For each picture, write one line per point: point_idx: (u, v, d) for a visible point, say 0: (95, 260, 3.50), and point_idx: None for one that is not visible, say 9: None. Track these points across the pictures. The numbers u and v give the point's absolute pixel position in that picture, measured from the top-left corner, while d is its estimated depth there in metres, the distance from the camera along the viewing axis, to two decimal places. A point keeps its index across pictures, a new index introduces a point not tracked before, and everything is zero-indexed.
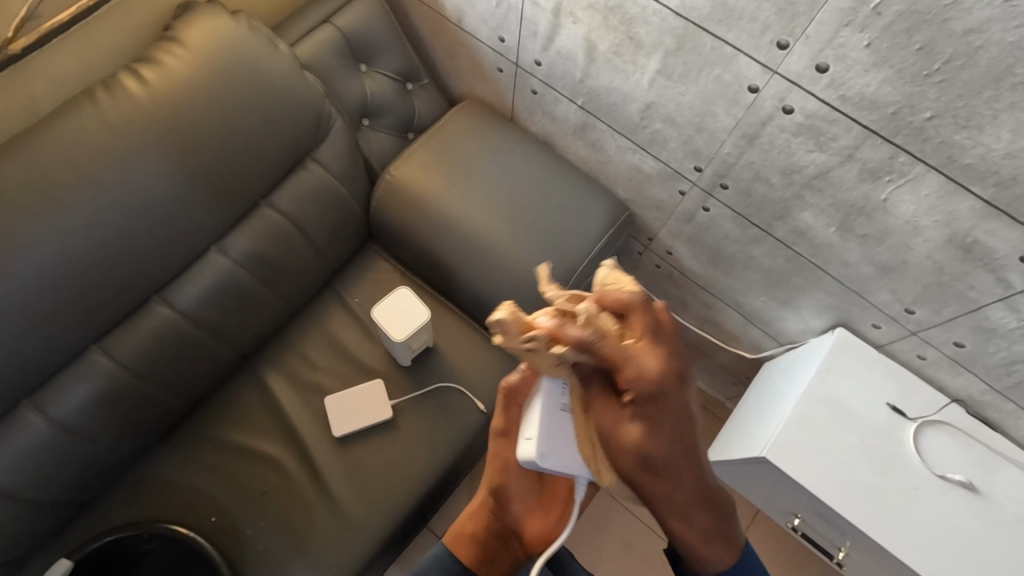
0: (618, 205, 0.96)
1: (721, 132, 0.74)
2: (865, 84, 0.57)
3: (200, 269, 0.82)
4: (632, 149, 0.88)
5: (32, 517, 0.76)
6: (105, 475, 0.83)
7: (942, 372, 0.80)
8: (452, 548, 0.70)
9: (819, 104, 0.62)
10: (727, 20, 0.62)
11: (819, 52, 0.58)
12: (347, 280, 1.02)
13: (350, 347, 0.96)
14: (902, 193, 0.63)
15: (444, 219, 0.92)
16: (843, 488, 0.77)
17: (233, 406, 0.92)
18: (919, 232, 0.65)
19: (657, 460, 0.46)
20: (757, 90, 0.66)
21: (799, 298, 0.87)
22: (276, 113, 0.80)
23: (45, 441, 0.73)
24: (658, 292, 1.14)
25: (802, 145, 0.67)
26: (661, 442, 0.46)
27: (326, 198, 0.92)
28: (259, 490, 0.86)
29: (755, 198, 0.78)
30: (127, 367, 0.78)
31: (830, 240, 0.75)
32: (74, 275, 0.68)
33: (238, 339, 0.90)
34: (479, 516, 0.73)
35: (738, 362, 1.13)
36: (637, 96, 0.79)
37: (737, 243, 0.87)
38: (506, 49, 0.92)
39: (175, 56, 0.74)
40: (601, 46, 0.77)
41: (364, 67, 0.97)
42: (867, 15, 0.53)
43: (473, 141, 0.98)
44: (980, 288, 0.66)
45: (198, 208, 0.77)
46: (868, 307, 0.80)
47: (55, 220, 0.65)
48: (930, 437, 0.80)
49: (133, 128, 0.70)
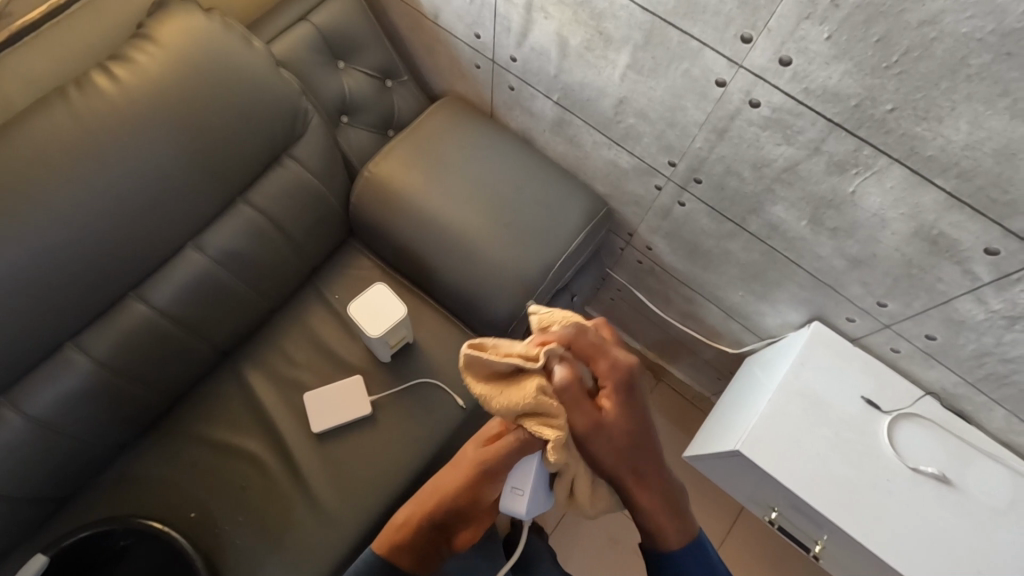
0: (597, 201, 0.96)
1: (691, 127, 0.74)
2: (827, 77, 0.57)
3: (176, 267, 0.82)
4: (608, 144, 0.88)
5: (9, 512, 0.76)
6: (82, 472, 0.83)
7: (917, 364, 0.80)
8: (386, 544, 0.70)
9: (784, 97, 0.62)
10: (691, 14, 0.62)
11: (781, 45, 0.58)
12: (328, 277, 1.02)
13: (330, 344, 0.97)
14: (868, 185, 0.63)
15: (421, 216, 0.92)
16: (816, 481, 0.77)
17: (213, 402, 0.92)
18: (887, 224, 0.65)
19: (626, 438, 0.64)
20: (724, 84, 0.66)
21: (775, 292, 0.87)
22: (251, 110, 0.81)
23: (20, 437, 0.73)
24: (640, 287, 1.14)
25: (770, 139, 0.67)
26: (631, 425, 0.64)
27: (303, 196, 0.92)
28: (238, 486, 0.86)
29: (728, 192, 0.78)
30: (103, 363, 0.78)
31: (802, 233, 0.75)
32: (46, 273, 0.68)
33: (216, 336, 0.90)
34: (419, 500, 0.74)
35: (720, 357, 1.13)
36: (610, 91, 0.79)
37: (713, 237, 0.87)
38: (482, 45, 0.92)
39: (148, 54, 0.74)
40: (573, 42, 0.77)
41: (342, 65, 0.97)
42: (825, 7, 0.53)
43: (451, 137, 0.98)
44: (948, 281, 0.66)
45: (172, 206, 0.77)
46: (842, 300, 0.80)
47: (26, 217, 0.65)
48: (904, 430, 0.80)
49: (106, 127, 0.70)
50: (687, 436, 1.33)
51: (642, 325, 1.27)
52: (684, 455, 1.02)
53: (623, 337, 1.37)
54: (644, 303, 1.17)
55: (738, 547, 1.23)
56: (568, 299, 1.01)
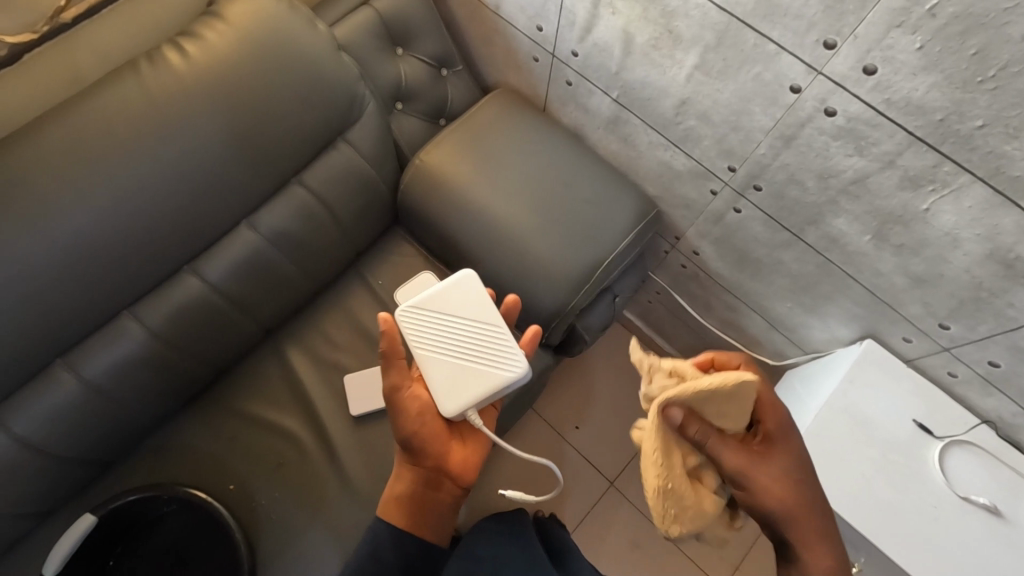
0: (647, 201, 0.95)
1: (757, 132, 0.72)
2: (913, 88, 0.55)
3: (229, 243, 0.83)
4: (664, 145, 0.86)
5: (60, 471, 0.79)
6: (128, 439, 0.85)
7: (973, 391, 0.78)
8: (390, 518, 0.70)
9: (862, 107, 0.60)
10: (771, 16, 0.61)
11: (866, 52, 0.56)
12: (371, 261, 1.03)
13: (370, 329, 0.98)
14: (944, 203, 0.61)
15: (470, 208, 0.92)
16: (862, 502, 0.75)
17: (255, 378, 0.94)
18: (959, 244, 0.63)
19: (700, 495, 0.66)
20: (798, 90, 0.64)
21: (827, 306, 0.85)
22: (311, 93, 0.81)
23: (76, 399, 0.75)
24: (681, 292, 1.12)
25: (842, 149, 0.65)
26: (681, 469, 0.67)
27: (355, 180, 0.92)
28: (276, 462, 0.88)
29: (788, 201, 0.76)
30: (155, 333, 0.80)
31: (863, 248, 0.73)
32: (111, 242, 0.70)
33: (263, 313, 0.92)
34: (408, 474, 0.71)
35: (760, 368, 1.11)
36: (673, 91, 0.78)
37: (766, 246, 0.85)
38: (542, 38, 0.91)
39: (216, 31, 0.75)
40: (639, 39, 0.76)
41: (399, 51, 0.98)
42: (919, 16, 0.51)
43: (504, 130, 0.98)
44: (1020, 307, 0.63)
45: (230, 185, 0.78)
46: (898, 320, 0.78)
47: (97, 189, 0.68)
48: (955, 457, 0.78)
49: (172, 101, 0.72)
50: None
51: (679, 330, 1.25)
52: None
53: (656, 341, 1.35)
54: (683, 308, 1.15)
55: (762, 560, 1.21)
56: (609, 299, 1.00)
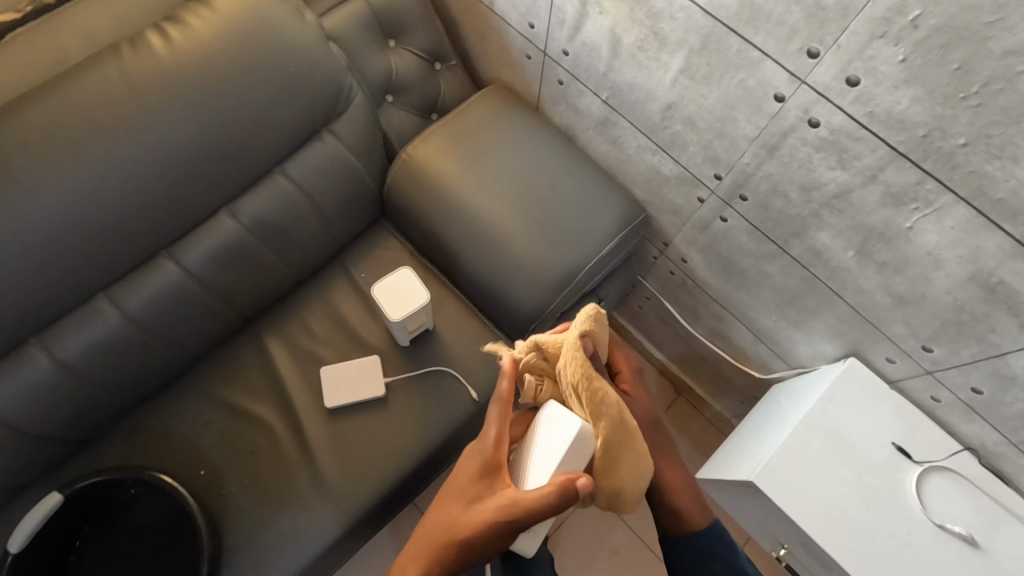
0: (635, 206, 0.93)
1: (741, 140, 0.70)
2: (895, 101, 0.53)
3: (209, 230, 0.83)
4: (652, 149, 0.85)
5: (33, 448, 0.80)
6: (103, 418, 0.86)
7: (956, 416, 0.76)
8: None
9: (844, 119, 0.58)
10: (754, 21, 0.59)
11: (848, 63, 0.54)
12: (356, 254, 1.03)
13: (350, 321, 0.97)
14: (926, 222, 0.59)
15: (454, 206, 0.91)
16: (834, 523, 0.73)
17: (233, 366, 0.94)
18: (941, 264, 0.61)
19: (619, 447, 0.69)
20: (782, 99, 0.62)
21: (811, 321, 0.83)
22: (295, 82, 0.81)
23: (50, 379, 0.76)
24: (670, 299, 1.10)
25: (824, 161, 0.63)
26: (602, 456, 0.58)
27: (340, 172, 0.92)
28: (248, 450, 0.88)
29: (772, 212, 0.74)
30: (130, 316, 0.80)
31: (846, 264, 0.70)
32: (85, 224, 0.70)
33: (242, 301, 0.92)
34: None
35: (747, 380, 1.09)
36: (659, 95, 0.76)
37: (752, 257, 0.83)
38: (534, 36, 0.90)
39: (200, 18, 0.75)
40: (626, 40, 0.74)
41: (391, 44, 0.97)
42: (902, 27, 0.49)
43: (494, 127, 0.96)
44: (1002, 333, 0.61)
45: (209, 173, 0.78)
46: (881, 339, 0.76)
47: (69, 170, 0.68)
48: (932, 483, 0.76)
49: (150, 86, 0.72)
50: (702, 456, 1.29)
51: (668, 337, 1.23)
52: (696, 475, 1.00)
53: (646, 346, 1.33)
54: (672, 315, 1.14)
55: None
56: (593, 303, 0.98)
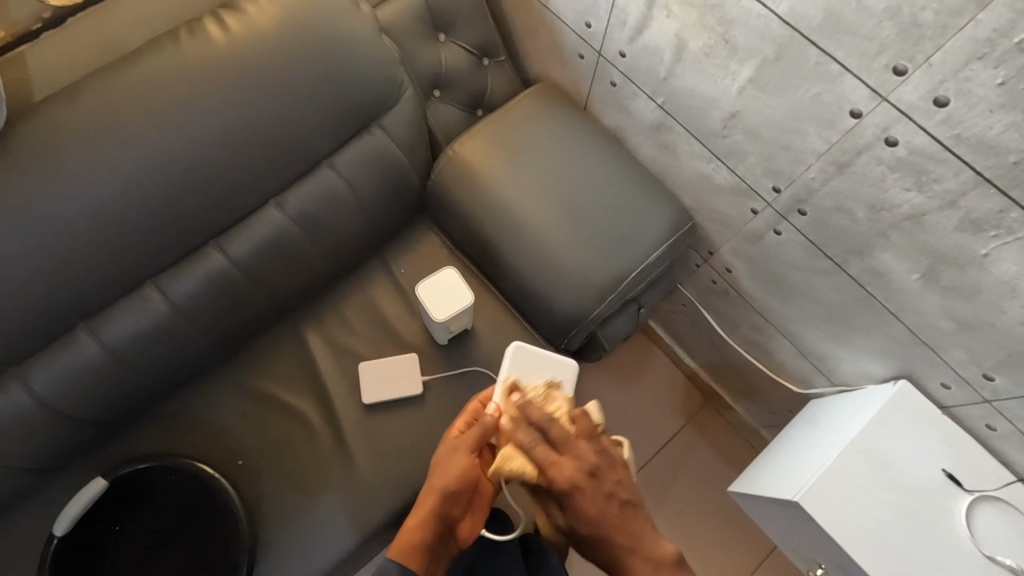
0: (684, 214, 0.91)
1: (808, 154, 0.68)
2: (987, 126, 0.51)
3: (255, 221, 0.83)
4: (707, 158, 0.83)
5: (75, 431, 0.80)
6: (141, 404, 0.86)
7: (1011, 446, 0.74)
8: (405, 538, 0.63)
9: (928, 139, 0.56)
10: (838, 34, 0.57)
11: (940, 82, 0.52)
12: (395, 248, 1.02)
13: (388, 317, 0.97)
14: (1006, 250, 0.57)
15: (499, 205, 0.90)
16: (879, 548, 0.72)
17: (270, 356, 0.94)
18: (1016, 294, 0.59)
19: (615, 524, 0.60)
20: (860, 115, 0.60)
21: (862, 340, 0.81)
22: (349, 76, 0.79)
23: (95, 362, 0.77)
24: (709, 307, 1.09)
25: (899, 182, 0.61)
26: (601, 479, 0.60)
27: (387, 166, 0.90)
28: (284, 442, 0.88)
29: (832, 229, 0.72)
30: (175, 304, 0.80)
31: (909, 287, 0.69)
32: (137, 211, 0.70)
33: (283, 292, 0.91)
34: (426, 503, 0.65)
35: (783, 394, 1.07)
36: (722, 104, 0.74)
37: (804, 272, 0.81)
38: (590, 35, 0.88)
39: (258, 6, 0.74)
40: (692, 46, 0.72)
41: (441, 38, 0.95)
42: (1005, 49, 0.47)
43: (542, 126, 0.95)
44: None
45: (260, 164, 0.77)
46: (938, 364, 0.74)
47: (122, 155, 0.67)
48: (982, 513, 0.74)
49: (205, 74, 0.71)
50: (728, 465, 1.28)
51: (701, 344, 1.21)
52: (729, 488, 0.99)
53: (677, 352, 1.32)
54: (709, 323, 1.12)
55: None
56: (633, 310, 0.97)
